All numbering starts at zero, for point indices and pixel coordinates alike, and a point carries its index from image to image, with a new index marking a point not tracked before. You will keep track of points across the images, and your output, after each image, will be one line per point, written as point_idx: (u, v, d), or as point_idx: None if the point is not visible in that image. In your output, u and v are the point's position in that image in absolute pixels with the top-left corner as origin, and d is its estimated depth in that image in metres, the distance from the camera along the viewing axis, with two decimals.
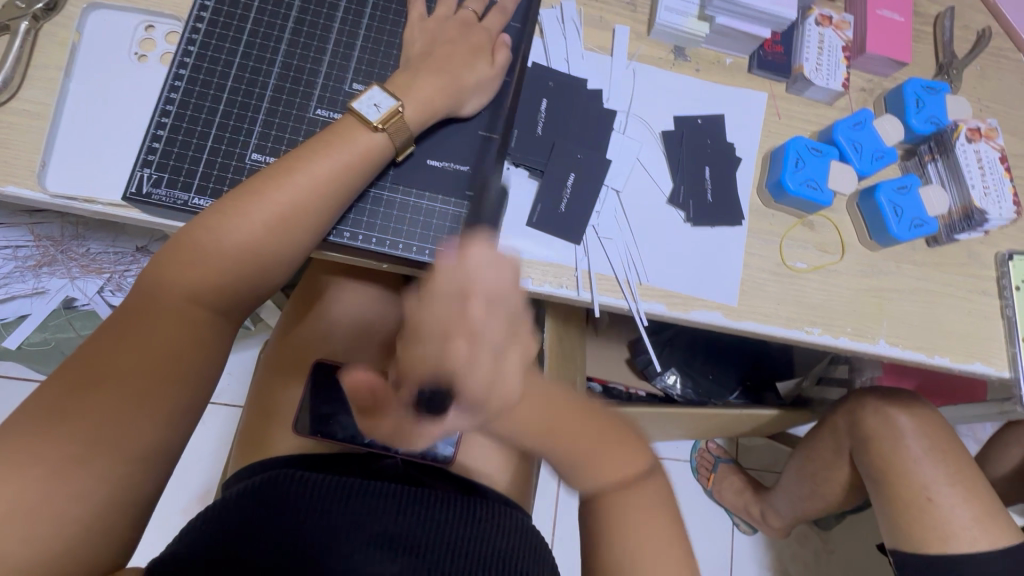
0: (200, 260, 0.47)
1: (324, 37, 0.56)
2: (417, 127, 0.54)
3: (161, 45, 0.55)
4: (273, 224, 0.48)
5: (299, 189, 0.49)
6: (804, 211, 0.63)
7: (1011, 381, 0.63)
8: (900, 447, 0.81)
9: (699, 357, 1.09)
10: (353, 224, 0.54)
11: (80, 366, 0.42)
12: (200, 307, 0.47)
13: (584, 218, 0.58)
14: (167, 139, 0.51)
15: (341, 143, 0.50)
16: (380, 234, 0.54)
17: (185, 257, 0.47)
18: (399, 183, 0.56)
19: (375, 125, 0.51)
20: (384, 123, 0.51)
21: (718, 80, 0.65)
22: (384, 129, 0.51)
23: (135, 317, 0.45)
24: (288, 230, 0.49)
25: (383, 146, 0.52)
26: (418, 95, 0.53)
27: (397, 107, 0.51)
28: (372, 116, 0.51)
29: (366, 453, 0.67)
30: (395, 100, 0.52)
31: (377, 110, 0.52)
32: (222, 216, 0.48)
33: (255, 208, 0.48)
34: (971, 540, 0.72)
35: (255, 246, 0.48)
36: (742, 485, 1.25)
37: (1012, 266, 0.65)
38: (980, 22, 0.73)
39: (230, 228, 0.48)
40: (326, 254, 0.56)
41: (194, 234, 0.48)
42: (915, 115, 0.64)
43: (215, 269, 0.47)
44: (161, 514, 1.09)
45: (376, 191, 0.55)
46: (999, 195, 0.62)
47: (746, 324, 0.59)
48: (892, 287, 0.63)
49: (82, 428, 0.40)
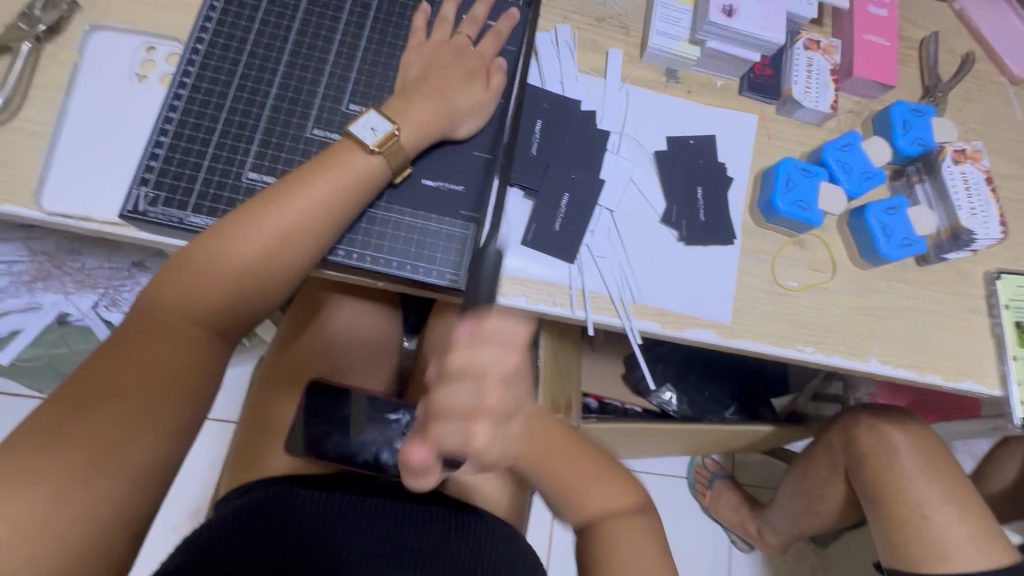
0: (201, 279, 0.48)
1: (321, 60, 0.57)
2: (413, 150, 0.54)
3: (161, 65, 0.56)
4: (272, 246, 0.49)
5: (299, 212, 0.49)
6: (795, 230, 0.64)
7: (1003, 399, 0.64)
8: (895, 465, 0.81)
9: (693, 373, 1.09)
10: (349, 242, 0.54)
11: (77, 388, 0.42)
12: (199, 325, 0.48)
13: (578, 237, 0.59)
14: (164, 158, 0.52)
15: (338, 166, 0.51)
16: (375, 252, 0.55)
17: (186, 280, 0.48)
18: (394, 203, 0.56)
19: (370, 148, 0.52)
20: (380, 146, 0.52)
21: (710, 101, 0.66)
22: (380, 152, 0.52)
23: (134, 337, 0.45)
24: (288, 250, 0.50)
25: (379, 167, 0.53)
26: (415, 117, 0.54)
27: (392, 131, 0.52)
28: (368, 139, 0.52)
29: (356, 473, 0.68)
30: (390, 123, 0.53)
31: (374, 133, 0.52)
32: (222, 240, 0.48)
33: (254, 230, 0.49)
34: (966, 559, 0.72)
35: (254, 264, 0.49)
36: (738, 502, 1.25)
37: (1001, 285, 0.66)
38: (963, 46, 0.75)
39: (230, 251, 0.48)
40: (323, 272, 0.56)
41: (193, 254, 0.48)
42: (902, 136, 0.66)
43: (215, 287, 0.48)
44: (153, 531, 1.08)
45: (371, 209, 0.55)
46: (986, 215, 0.64)
47: (738, 342, 0.60)
48: (882, 306, 0.64)
49: (76, 449, 0.39)
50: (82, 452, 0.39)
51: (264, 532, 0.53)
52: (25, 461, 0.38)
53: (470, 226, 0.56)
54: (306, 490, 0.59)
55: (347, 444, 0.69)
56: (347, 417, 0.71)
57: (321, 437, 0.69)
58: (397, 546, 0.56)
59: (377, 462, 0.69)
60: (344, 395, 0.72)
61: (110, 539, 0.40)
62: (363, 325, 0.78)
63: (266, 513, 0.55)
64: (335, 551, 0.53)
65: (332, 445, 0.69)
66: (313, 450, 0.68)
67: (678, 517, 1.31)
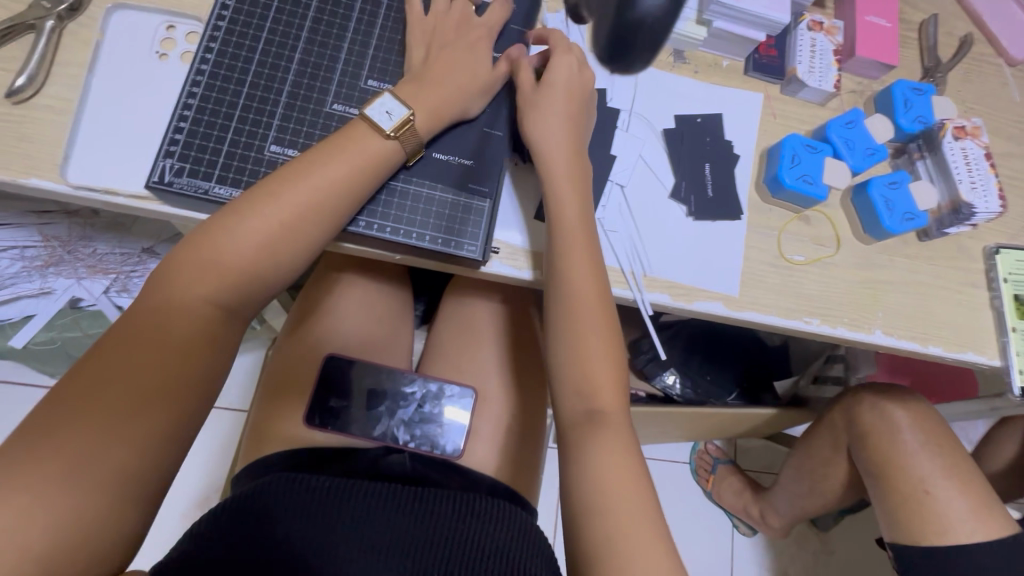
0: (217, 255, 0.48)
1: (339, 37, 0.58)
2: (426, 132, 0.55)
3: (181, 44, 0.57)
4: (285, 223, 0.50)
5: (312, 190, 0.50)
6: (800, 206, 0.65)
7: (1002, 369, 0.65)
8: (897, 442, 0.83)
9: (697, 357, 1.10)
10: (370, 214, 0.55)
11: (94, 365, 0.43)
12: (212, 303, 0.48)
13: None
14: (188, 131, 0.53)
15: (353, 147, 0.52)
16: (395, 224, 0.55)
17: (203, 257, 0.48)
18: (413, 176, 0.57)
19: (387, 133, 0.53)
20: (396, 131, 0.54)
21: (716, 81, 0.68)
22: (397, 136, 0.54)
23: (149, 315, 0.46)
24: (301, 227, 0.50)
25: (391, 151, 0.54)
26: (424, 100, 0.55)
27: (409, 116, 0.54)
28: (385, 124, 0.54)
29: (378, 447, 0.71)
30: (407, 108, 0.54)
31: (389, 118, 0.54)
32: (237, 216, 0.49)
33: (269, 208, 0.50)
34: (968, 532, 0.73)
35: (269, 239, 0.50)
36: (741, 486, 1.26)
37: (1000, 259, 0.68)
38: (961, 28, 0.77)
39: (246, 227, 0.49)
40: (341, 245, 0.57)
41: (211, 231, 0.49)
42: (903, 114, 0.67)
43: (231, 262, 0.49)
44: (162, 520, 1.09)
45: (392, 181, 0.56)
46: (985, 190, 0.65)
47: (746, 314, 0.61)
48: (885, 280, 0.65)
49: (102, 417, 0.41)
50: (104, 417, 0.41)
51: (260, 524, 0.54)
52: (49, 432, 0.40)
53: (489, 200, 0.57)
54: (314, 476, 0.60)
55: (364, 418, 0.73)
56: (361, 395, 0.74)
57: (337, 411, 0.72)
58: (401, 532, 0.56)
59: (392, 437, 0.72)
60: (360, 371, 0.74)
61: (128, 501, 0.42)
62: (375, 305, 0.79)
63: (273, 502, 0.56)
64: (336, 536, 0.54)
65: (350, 420, 0.72)
66: (329, 424, 0.71)
67: (681, 502, 1.33)
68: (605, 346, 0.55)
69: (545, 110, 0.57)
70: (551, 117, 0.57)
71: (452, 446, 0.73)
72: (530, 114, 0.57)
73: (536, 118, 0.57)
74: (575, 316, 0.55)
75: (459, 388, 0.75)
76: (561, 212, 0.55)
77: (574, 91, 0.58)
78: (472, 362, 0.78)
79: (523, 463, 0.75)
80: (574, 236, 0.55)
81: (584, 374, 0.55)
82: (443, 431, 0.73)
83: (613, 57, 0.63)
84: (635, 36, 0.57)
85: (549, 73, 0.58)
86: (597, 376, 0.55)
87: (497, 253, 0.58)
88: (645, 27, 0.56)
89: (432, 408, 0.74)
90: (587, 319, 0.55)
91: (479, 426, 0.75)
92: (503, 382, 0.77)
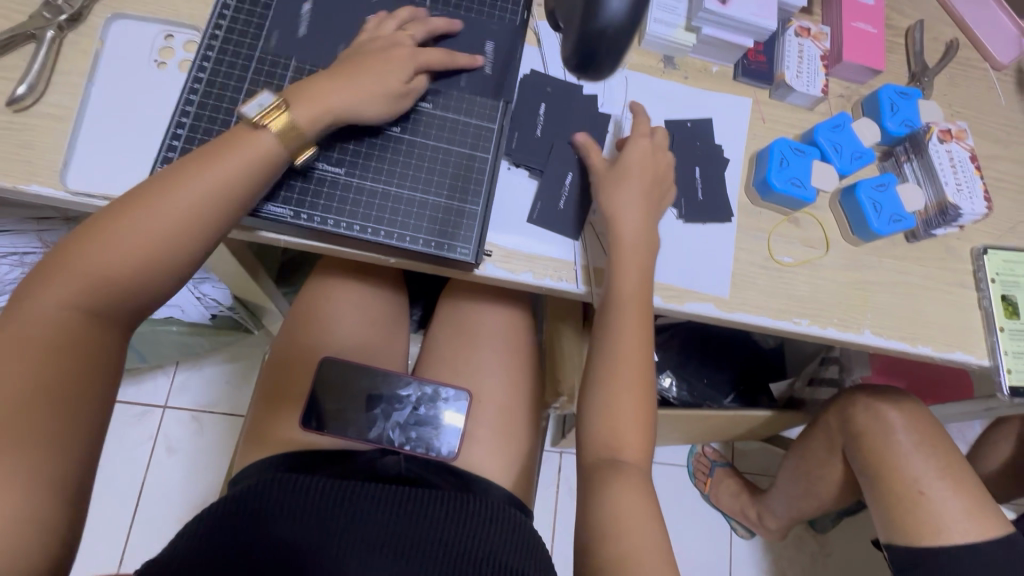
0: (96, 267, 0.45)
1: (333, 45, 0.59)
2: (310, 126, 0.52)
3: (179, 52, 0.58)
4: (164, 234, 0.47)
5: (200, 195, 0.48)
6: (789, 208, 0.66)
7: (991, 369, 0.66)
8: (891, 442, 0.84)
9: (692, 359, 1.11)
10: (320, 209, 0.55)
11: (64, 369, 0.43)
12: (115, 299, 0.47)
13: (581, 216, 0.61)
14: (186, 138, 0.54)
15: (243, 146, 0.50)
16: (361, 222, 0.56)
17: (76, 265, 0.45)
18: (378, 173, 0.57)
19: (254, 121, 0.50)
20: (264, 119, 0.51)
21: (706, 86, 0.69)
22: (265, 124, 0.51)
23: (57, 317, 0.44)
24: (184, 239, 0.48)
25: (273, 148, 0.51)
26: (312, 97, 0.52)
27: (279, 104, 0.51)
28: (254, 114, 0.51)
29: (372, 451, 0.72)
30: (278, 97, 0.52)
31: (260, 108, 0.51)
32: (117, 223, 0.46)
33: (151, 214, 0.47)
34: (962, 532, 0.74)
35: (171, 234, 0.47)
36: (738, 488, 1.26)
37: (987, 260, 0.68)
38: (947, 34, 0.78)
39: (123, 235, 0.46)
40: (258, 234, 0.55)
41: (90, 238, 0.46)
42: (890, 117, 0.68)
43: (129, 257, 0.46)
44: (159, 524, 1.09)
45: (311, 169, 0.56)
46: (971, 192, 0.66)
47: (737, 315, 0.62)
48: (874, 281, 0.66)
49: None
50: None
51: (258, 527, 0.54)
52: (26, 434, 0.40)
53: (447, 195, 0.58)
54: (311, 478, 0.59)
55: (359, 421, 0.73)
56: (356, 398, 0.74)
57: (332, 414, 0.73)
58: (396, 531, 0.57)
59: (388, 439, 0.72)
60: (354, 372, 0.75)
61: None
62: (370, 308, 0.80)
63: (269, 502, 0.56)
64: (335, 537, 0.54)
65: (346, 424, 0.72)
66: (324, 426, 0.72)
67: (678, 505, 1.33)
68: (635, 394, 0.56)
69: (627, 185, 0.59)
70: (631, 193, 0.59)
71: (448, 448, 0.73)
72: (610, 182, 0.59)
73: (616, 188, 0.59)
74: (612, 364, 0.57)
75: (455, 390, 0.76)
76: (622, 277, 0.57)
77: (655, 171, 0.61)
78: (469, 365, 0.78)
79: (520, 464, 0.76)
80: (631, 299, 0.57)
81: (611, 418, 0.56)
82: (439, 433, 0.74)
83: (586, 46, 0.57)
84: (597, 46, 0.56)
85: (625, 155, 0.60)
86: (623, 416, 0.56)
87: (490, 256, 0.58)
88: (607, 35, 0.55)
89: (428, 410, 0.75)
90: (628, 374, 0.57)
91: (473, 429, 0.75)
92: (500, 385, 0.78)
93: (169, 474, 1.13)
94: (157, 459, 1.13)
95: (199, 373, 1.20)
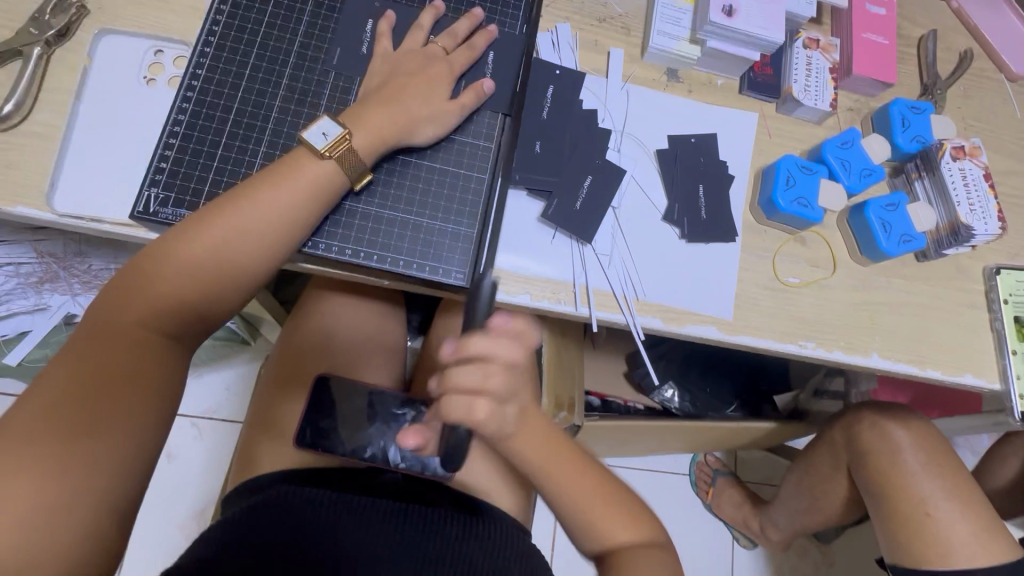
0: (147, 287, 0.47)
1: (326, 62, 0.58)
2: (368, 153, 0.53)
3: (169, 68, 0.57)
4: (214, 258, 0.48)
5: (252, 221, 0.49)
6: (795, 227, 0.64)
7: (1002, 393, 0.64)
8: (898, 462, 0.81)
9: (694, 370, 1.07)
10: (328, 235, 0.54)
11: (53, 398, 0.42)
12: (139, 327, 0.46)
13: (595, 220, 0.60)
14: (174, 160, 0.52)
15: (288, 173, 0.50)
16: (369, 248, 0.55)
17: (140, 285, 0.47)
18: (383, 198, 0.56)
19: (321, 153, 0.51)
20: (331, 150, 0.51)
21: (711, 100, 0.67)
22: (332, 155, 0.51)
23: (72, 351, 0.44)
24: (232, 265, 0.49)
25: (331, 173, 0.52)
26: (370, 123, 0.53)
27: (344, 134, 0.52)
28: (319, 144, 0.52)
29: (366, 467, 0.70)
30: (341, 127, 0.52)
31: (324, 138, 0.52)
32: (175, 247, 0.47)
33: (207, 238, 0.48)
34: (970, 556, 0.72)
35: (200, 271, 0.48)
36: (740, 499, 1.24)
37: (1000, 280, 0.66)
38: (961, 44, 0.76)
39: (179, 259, 0.47)
40: (297, 265, 0.56)
41: (151, 260, 0.47)
42: (901, 133, 0.67)
43: (162, 300, 0.47)
44: (158, 533, 1.09)
45: (342, 204, 0.55)
46: (984, 212, 0.65)
47: (741, 338, 0.60)
48: (882, 301, 0.64)
49: (76, 451, 0.41)
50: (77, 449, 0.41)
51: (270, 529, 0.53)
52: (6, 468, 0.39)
53: (465, 225, 0.57)
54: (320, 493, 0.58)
55: (354, 440, 0.72)
56: (351, 416, 0.72)
57: (328, 432, 0.71)
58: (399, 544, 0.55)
59: (384, 457, 0.71)
60: (348, 392, 0.74)
61: (107, 542, 0.43)
62: (365, 324, 0.78)
63: (277, 514, 0.55)
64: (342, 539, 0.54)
65: (339, 440, 0.71)
66: (320, 445, 0.70)
67: (681, 514, 1.31)
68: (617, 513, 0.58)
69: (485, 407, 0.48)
70: (467, 396, 0.47)
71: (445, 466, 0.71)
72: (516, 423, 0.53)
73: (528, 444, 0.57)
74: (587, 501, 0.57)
75: None
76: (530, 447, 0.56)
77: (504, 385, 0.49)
78: None
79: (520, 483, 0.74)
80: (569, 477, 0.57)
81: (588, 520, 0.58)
82: None
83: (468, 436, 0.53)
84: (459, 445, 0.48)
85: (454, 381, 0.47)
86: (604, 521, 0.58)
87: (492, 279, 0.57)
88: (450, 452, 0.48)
89: None
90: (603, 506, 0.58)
91: None
92: None
93: (169, 481, 1.12)
94: (157, 465, 1.12)
95: (198, 380, 1.19)
